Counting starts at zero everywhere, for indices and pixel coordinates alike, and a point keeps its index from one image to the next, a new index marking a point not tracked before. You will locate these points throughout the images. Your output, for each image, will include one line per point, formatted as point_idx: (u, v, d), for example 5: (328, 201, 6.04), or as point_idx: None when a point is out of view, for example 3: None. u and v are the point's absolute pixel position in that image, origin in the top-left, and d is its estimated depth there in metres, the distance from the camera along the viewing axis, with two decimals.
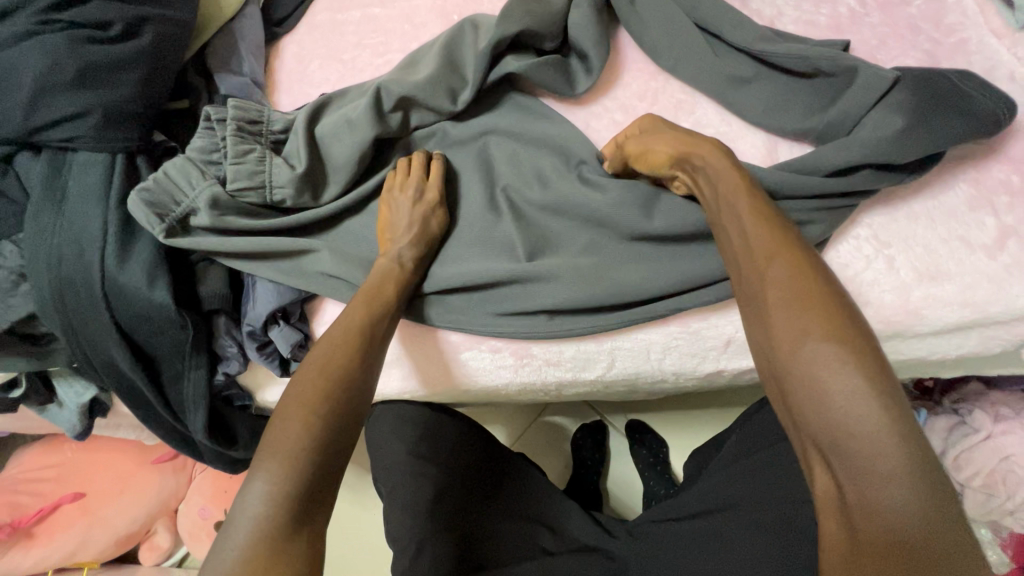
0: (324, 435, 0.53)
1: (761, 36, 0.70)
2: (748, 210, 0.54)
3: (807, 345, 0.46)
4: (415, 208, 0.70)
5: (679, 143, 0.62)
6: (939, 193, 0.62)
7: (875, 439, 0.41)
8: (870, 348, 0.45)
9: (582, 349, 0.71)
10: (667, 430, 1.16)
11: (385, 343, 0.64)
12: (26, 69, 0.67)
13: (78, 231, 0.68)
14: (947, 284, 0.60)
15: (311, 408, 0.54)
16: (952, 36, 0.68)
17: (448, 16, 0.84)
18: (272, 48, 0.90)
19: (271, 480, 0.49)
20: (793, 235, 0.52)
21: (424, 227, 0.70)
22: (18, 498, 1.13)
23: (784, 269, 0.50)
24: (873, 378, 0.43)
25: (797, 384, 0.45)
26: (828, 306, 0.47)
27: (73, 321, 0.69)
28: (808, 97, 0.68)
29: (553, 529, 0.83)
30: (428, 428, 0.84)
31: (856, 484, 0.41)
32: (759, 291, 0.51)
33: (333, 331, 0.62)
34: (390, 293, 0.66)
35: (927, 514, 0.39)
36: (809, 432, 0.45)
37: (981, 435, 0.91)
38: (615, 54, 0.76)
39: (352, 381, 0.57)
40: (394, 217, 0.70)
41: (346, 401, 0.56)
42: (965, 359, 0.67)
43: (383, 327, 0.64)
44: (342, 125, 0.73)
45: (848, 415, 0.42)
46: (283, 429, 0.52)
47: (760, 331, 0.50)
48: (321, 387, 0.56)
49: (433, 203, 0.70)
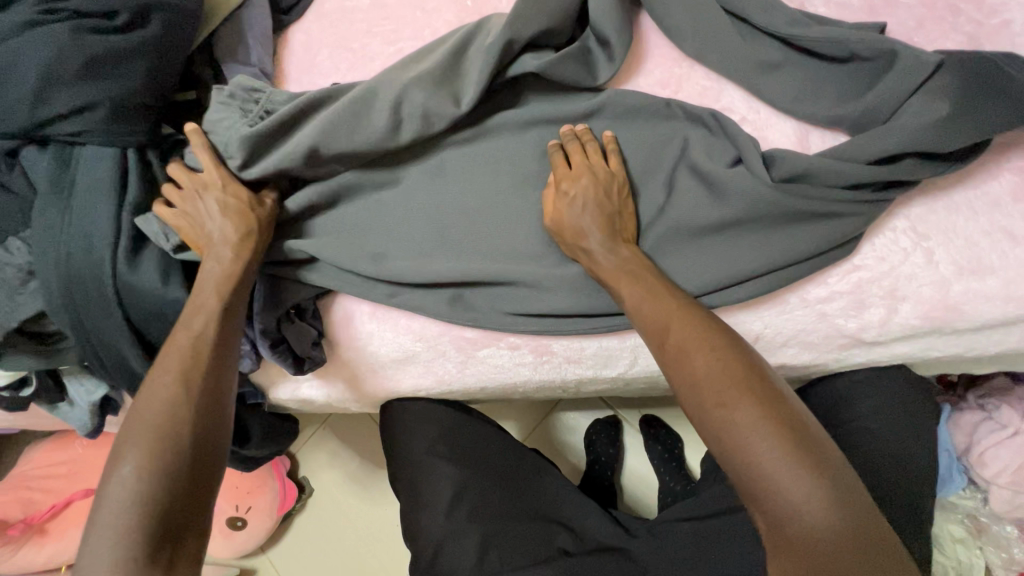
0: (156, 488, 0.49)
1: (793, 19, 0.66)
2: (641, 281, 0.59)
3: (722, 406, 0.49)
4: (209, 196, 0.67)
5: (585, 221, 0.62)
6: (981, 183, 0.60)
7: (786, 480, 0.45)
8: (767, 389, 0.50)
9: (604, 346, 0.69)
10: (681, 425, 1.15)
11: (224, 352, 0.59)
12: (31, 60, 0.65)
13: (87, 228, 0.66)
14: (990, 278, 0.58)
15: (132, 461, 0.50)
16: (995, 17, 0.65)
17: (462, 3, 0.82)
18: (279, 37, 0.87)
19: (110, 534, 0.48)
20: (684, 298, 0.58)
21: (227, 203, 0.66)
22: (31, 495, 1.13)
23: (683, 331, 0.54)
24: (778, 426, 0.47)
25: (721, 448, 0.49)
26: (729, 361, 0.51)
27: (84, 320, 0.67)
28: (840, 86, 0.65)
29: (572, 529, 0.82)
30: (444, 427, 0.83)
31: (789, 519, 0.45)
32: (667, 360, 0.54)
33: (160, 362, 0.57)
34: (211, 300, 0.61)
35: (846, 524, 0.44)
36: (738, 481, 0.48)
37: (1009, 431, 0.90)
38: (638, 38, 0.73)
39: (179, 416, 0.53)
40: (193, 220, 0.66)
41: (175, 436, 0.52)
42: (999, 356, 0.66)
43: (211, 344, 0.59)
44: (341, 125, 0.67)
45: (764, 467, 0.46)
46: (109, 496, 0.49)
47: (680, 398, 0.53)
48: (146, 431, 0.52)
49: (218, 185, 0.67)
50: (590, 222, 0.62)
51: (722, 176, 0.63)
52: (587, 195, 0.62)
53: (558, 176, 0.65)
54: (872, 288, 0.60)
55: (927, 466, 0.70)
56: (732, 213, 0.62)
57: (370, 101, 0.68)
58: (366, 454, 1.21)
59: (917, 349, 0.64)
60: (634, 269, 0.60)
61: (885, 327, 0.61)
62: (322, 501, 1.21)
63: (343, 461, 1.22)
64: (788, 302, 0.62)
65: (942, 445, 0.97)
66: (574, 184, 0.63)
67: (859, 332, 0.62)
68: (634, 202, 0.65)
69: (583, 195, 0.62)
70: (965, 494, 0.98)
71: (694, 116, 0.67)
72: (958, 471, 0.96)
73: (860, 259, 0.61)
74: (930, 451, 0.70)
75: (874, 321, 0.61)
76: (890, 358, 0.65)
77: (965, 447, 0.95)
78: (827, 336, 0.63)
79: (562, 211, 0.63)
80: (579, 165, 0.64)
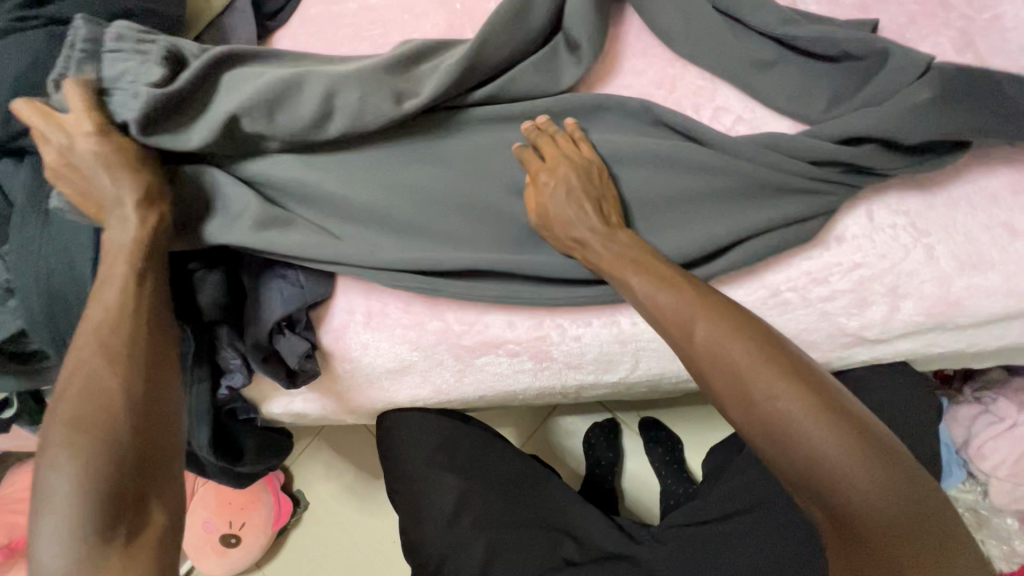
0: (96, 464, 0.47)
1: (786, 18, 0.66)
2: (657, 271, 0.57)
3: (771, 398, 0.48)
4: (79, 146, 0.56)
5: (574, 209, 0.61)
6: (977, 178, 0.60)
7: (853, 472, 0.45)
8: (808, 376, 0.49)
9: (604, 351, 0.68)
10: (681, 427, 1.14)
11: (147, 318, 0.55)
12: (6, 68, 0.63)
13: (67, 242, 0.63)
14: (990, 273, 0.58)
15: (64, 442, 0.47)
16: (986, 13, 0.65)
17: (451, 6, 0.81)
18: (263, 43, 0.86)
19: (56, 518, 0.45)
20: (703, 286, 0.56)
21: (120, 165, 0.57)
22: (15, 519, 1.09)
23: (717, 322, 0.53)
24: (829, 414, 0.47)
25: (772, 440, 0.48)
26: (767, 350, 0.50)
27: (67, 337, 0.65)
28: (833, 84, 0.65)
29: (577, 537, 0.81)
30: (443, 436, 0.81)
31: (853, 505, 0.45)
32: (702, 354, 0.53)
33: (79, 339, 0.53)
34: (121, 266, 0.55)
35: (907, 501, 0.45)
36: (791, 473, 0.47)
37: (1007, 424, 0.91)
38: (630, 39, 0.72)
39: (108, 391, 0.50)
40: (81, 179, 0.58)
41: (105, 414, 0.49)
42: (1000, 350, 0.66)
43: (134, 312, 0.54)
44: (261, 106, 0.62)
45: (824, 455, 0.46)
46: (48, 486, 0.46)
47: (722, 393, 0.51)
48: (78, 411, 0.49)
49: (99, 133, 0.57)
50: (579, 210, 0.61)
51: (720, 176, 0.62)
52: (568, 180, 0.62)
53: (533, 166, 0.64)
54: (874, 285, 0.60)
55: (930, 462, 0.70)
56: (729, 214, 0.62)
57: (295, 88, 0.64)
58: (363, 466, 1.19)
59: (919, 345, 0.63)
60: (638, 257, 0.59)
61: (887, 324, 0.60)
62: (318, 515, 1.18)
63: (338, 473, 1.19)
64: (790, 302, 0.61)
65: (941, 440, 0.98)
66: (552, 175, 0.62)
67: (861, 330, 0.61)
68: (615, 186, 0.64)
69: (562, 181, 0.62)
70: (964, 487, 0.99)
71: (669, 112, 0.66)
72: (957, 464, 0.97)
73: (862, 257, 0.60)
74: (931, 446, 0.70)
75: (876, 319, 0.60)
76: (893, 355, 0.65)
77: (964, 441, 0.95)
78: (829, 335, 0.63)
79: (550, 204, 0.62)
80: (554, 157, 0.63)
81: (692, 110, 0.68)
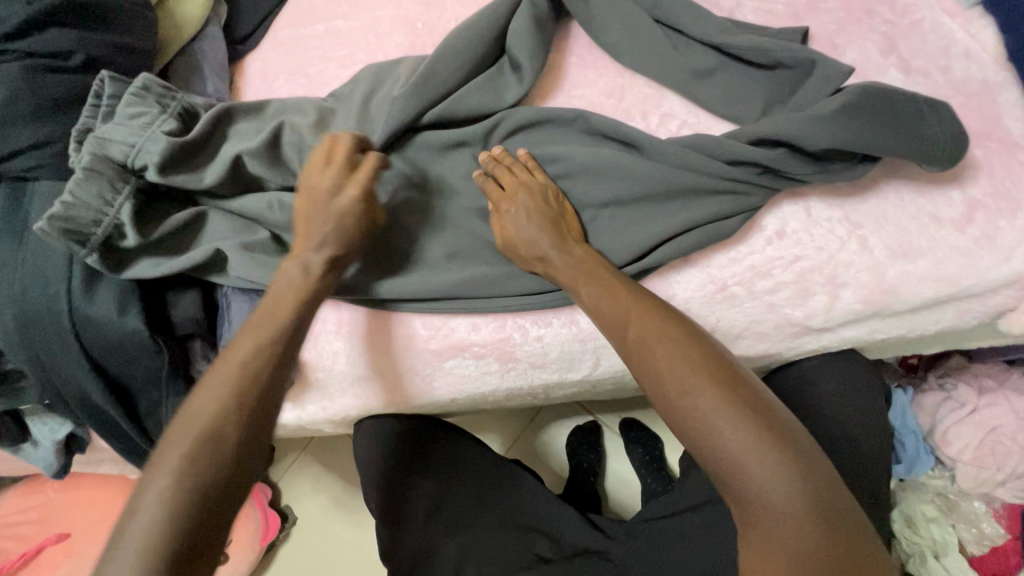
0: (185, 499, 0.46)
1: (723, 28, 0.70)
2: (599, 280, 0.61)
3: (687, 393, 0.51)
4: (337, 191, 0.62)
5: (535, 228, 0.64)
6: (905, 171, 0.64)
7: (760, 467, 0.47)
8: (726, 373, 0.52)
9: (566, 350, 0.71)
10: (660, 427, 1.17)
11: (286, 366, 0.55)
12: None
13: (41, 264, 0.66)
14: (920, 260, 0.61)
15: (172, 469, 0.46)
16: (907, 17, 0.70)
17: (412, 25, 0.85)
18: (235, 67, 0.89)
19: (136, 547, 0.44)
20: (639, 291, 0.60)
21: (344, 219, 0.62)
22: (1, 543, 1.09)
23: (645, 322, 0.56)
24: (741, 410, 0.49)
25: (689, 433, 0.50)
26: (690, 348, 0.54)
27: (43, 356, 0.67)
28: (770, 89, 0.69)
29: (550, 535, 0.82)
30: (419, 442, 0.84)
31: (760, 500, 0.47)
32: (630, 351, 0.56)
33: (225, 363, 0.53)
34: (286, 308, 0.57)
35: (814, 500, 0.47)
36: (708, 466, 0.50)
37: (967, 408, 0.94)
38: (581, 53, 0.76)
39: (225, 427, 0.49)
40: (314, 208, 0.62)
41: (214, 454, 0.48)
42: (942, 334, 0.69)
43: (275, 358, 0.54)
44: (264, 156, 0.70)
45: (732, 449, 0.48)
46: (139, 505, 0.45)
47: (647, 389, 0.54)
48: (192, 441, 0.48)
49: (348, 177, 0.63)
50: (538, 230, 0.64)
51: (667, 177, 0.65)
52: (528, 208, 0.64)
53: (493, 190, 0.67)
54: (814, 276, 0.63)
55: (885, 446, 0.72)
56: (676, 214, 0.65)
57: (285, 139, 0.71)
58: (350, 477, 1.20)
59: (863, 332, 0.66)
60: (590, 268, 0.62)
61: (829, 313, 0.63)
62: (305, 528, 1.19)
63: (326, 486, 1.20)
64: (737, 295, 0.64)
65: (908, 427, 1.00)
66: (513, 203, 0.65)
67: (806, 319, 0.64)
68: (570, 204, 0.67)
69: (525, 204, 0.65)
70: (934, 472, 1.01)
71: (617, 121, 0.69)
72: (925, 451, 0.98)
73: (801, 249, 0.63)
74: (885, 430, 0.73)
75: (819, 308, 0.63)
76: (840, 342, 0.68)
77: (930, 428, 0.98)
78: (777, 326, 0.66)
79: (515, 225, 0.65)
80: (513, 185, 0.66)
81: (640, 117, 0.71)
